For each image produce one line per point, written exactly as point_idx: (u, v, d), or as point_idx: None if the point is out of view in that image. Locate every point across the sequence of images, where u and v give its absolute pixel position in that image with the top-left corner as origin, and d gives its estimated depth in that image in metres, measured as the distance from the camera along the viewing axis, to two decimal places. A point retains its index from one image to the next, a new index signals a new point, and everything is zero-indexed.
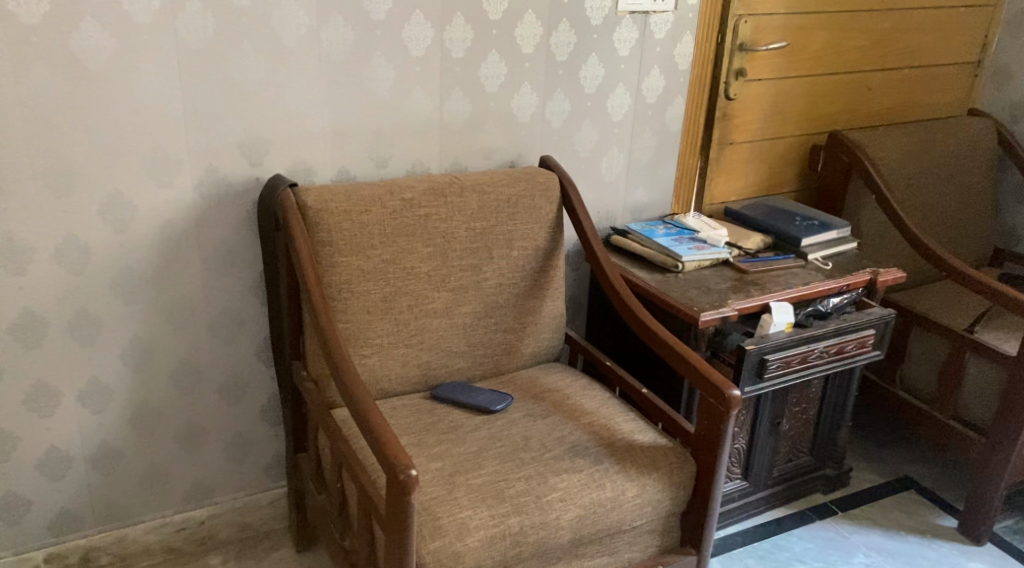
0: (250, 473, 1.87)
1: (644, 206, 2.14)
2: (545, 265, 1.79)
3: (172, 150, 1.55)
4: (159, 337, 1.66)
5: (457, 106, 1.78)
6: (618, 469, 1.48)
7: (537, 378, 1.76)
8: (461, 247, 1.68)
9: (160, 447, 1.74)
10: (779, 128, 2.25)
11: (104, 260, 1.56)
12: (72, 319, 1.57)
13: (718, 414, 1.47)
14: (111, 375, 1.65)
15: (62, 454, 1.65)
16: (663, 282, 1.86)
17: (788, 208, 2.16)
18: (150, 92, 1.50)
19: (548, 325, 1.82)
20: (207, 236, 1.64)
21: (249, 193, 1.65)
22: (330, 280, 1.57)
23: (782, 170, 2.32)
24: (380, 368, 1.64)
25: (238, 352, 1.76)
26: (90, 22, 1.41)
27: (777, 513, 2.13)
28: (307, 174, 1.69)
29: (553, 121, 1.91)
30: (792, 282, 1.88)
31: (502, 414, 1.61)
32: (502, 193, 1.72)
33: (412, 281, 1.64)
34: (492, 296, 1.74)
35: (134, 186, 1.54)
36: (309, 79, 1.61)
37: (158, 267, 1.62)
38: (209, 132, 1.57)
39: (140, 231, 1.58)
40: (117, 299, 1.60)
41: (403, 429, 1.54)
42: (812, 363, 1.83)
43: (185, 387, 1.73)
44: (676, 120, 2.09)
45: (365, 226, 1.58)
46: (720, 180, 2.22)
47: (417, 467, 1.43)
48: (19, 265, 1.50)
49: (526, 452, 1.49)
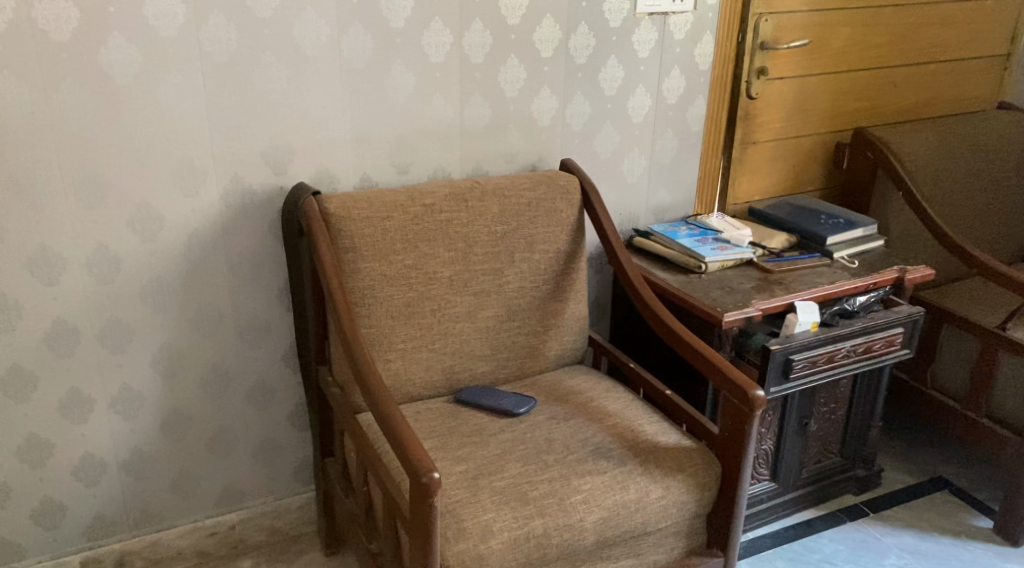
0: (279, 478, 1.90)
1: (667, 207, 2.13)
2: (567, 267, 1.79)
3: (198, 159, 1.58)
4: (188, 344, 1.70)
5: (477, 111, 1.79)
6: (641, 471, 1.48)
7: (561, 381, 1.76)
8: (483, 250, 1.69)
9: (191, 452, 1.77)
10: (803, 126, 2.23)
11: (134, 269, 1.60)
12: (103, 328, 1.61)
13: (743, 415, 1.47)
14: (142, 382, 1.68)
15: (96, 460, 1.69)
16: (686, 283, 1.85)
17: (813, 207, 2.14)
18: (176, 103, 1.53)
19: (570, 328, 1.82)
20: (233, 245, 1.67)
21: (274, 202, 1.67)
22: (353, 286, 1.59)
23: (808, 168, 2.30)
24: (404, 373, 1.65)
25: (265, 358, 1.78)
26: (117, 37, 1.45)
27: (807, 515, 2.11)
28: (330, 181, 1.71)
29: (574, 124, 1.91)
30: (817, 281, 1.86)
31: (525, 417, 1.61)
32: (523, 197, 1.73)
33: (434, 286, 1.66)
34: (514, 299, 1.74)
35: (161, 196, 1.57)
36: (331, 88, 1.64)
37: (187, 275, 1.65)
38: (235, 142, 1.59)
39: (168, 241, 1.61)
40: (147, 307, 1.63)
41: (427, 433, 1.55)
42: (839, 362, 1.82)
43: (214, 394, 1.75)
44: (697, 120, 2.08)
45: (387, 232, 1.60)
46: (744, 180, 2.20)
47: (441, 470, 1.44)
48: (52, 276, 1.54)
49: (550, 455, 1.49)
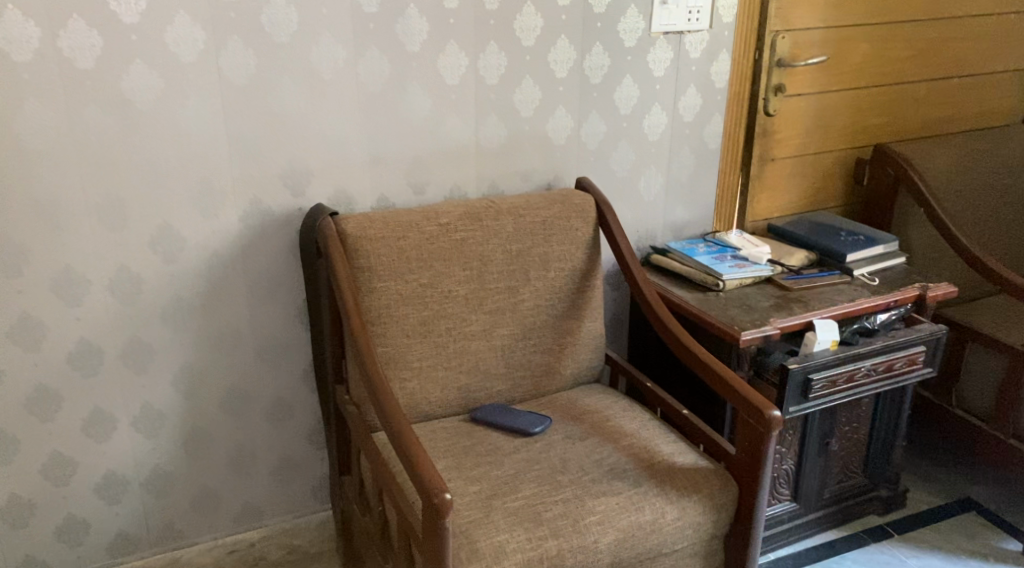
0: (298, 496, 1.91)
1: (685, 224, 2.13)
2: (583, 285, 1.80)
3: (217, 182, 1.61)
4: (208, 363, 1.72)
5: (492, 131, 1.81)
6: (656, 492, 1.46)
7: (577, 400, 1.76)
8: (498, 269, 1.70)
9: (211, 470, 1.79)
10: (823, 142, 2.22)
11: (155, 289, 1.63)
12: (125, 348, 1.64)
13: (759, 435, 1.45)
14: (163, 401, 1.70)
15: (118, 478, 1.71)
16: (703, 301, 1.84)
17: (832, 223, 2.13)
18: (196, 127, 1.56)
19: (587, 346, 1.82)
20: (252, 264, 1.69)
21: (293, 223, 1.69)
22: (369, 305, 1.60)
23: (828, 185, 2.28)
24: (420, 392, 1.66)
25: (284, 377, 1.80)
26: (139, 63, 1.48)
27: (830, 536, 2.08)
28: (348, 203, 1.73)
29: (589, 142, 1.92)
30: (836, 299, 1.85)
31: (540, 436, 1.61)
32: (538, 216, 1.74)
33: (449, 304, 1.67)
34: (530, 317, 1.75)
35: (182, 218, 1.60)
36: (347, 110, 1.66)
37: (207, 296, 1.67)
38: (254, 165, 1.62)
39: (189, 262, 1.64)
40: (168, 327, 1.66)
41: (442, 452, 1.55)
42: (859, 381, 1.80)
43: (234, 412, 1.77)
44: (714, 137, 2.07)
45: (403, 252, 1.62)
46: (763, 197, 2.19)
47: (455, 490, 1.44)
48: (75, 296, 1.57)
49: (564, 475, 1.49)
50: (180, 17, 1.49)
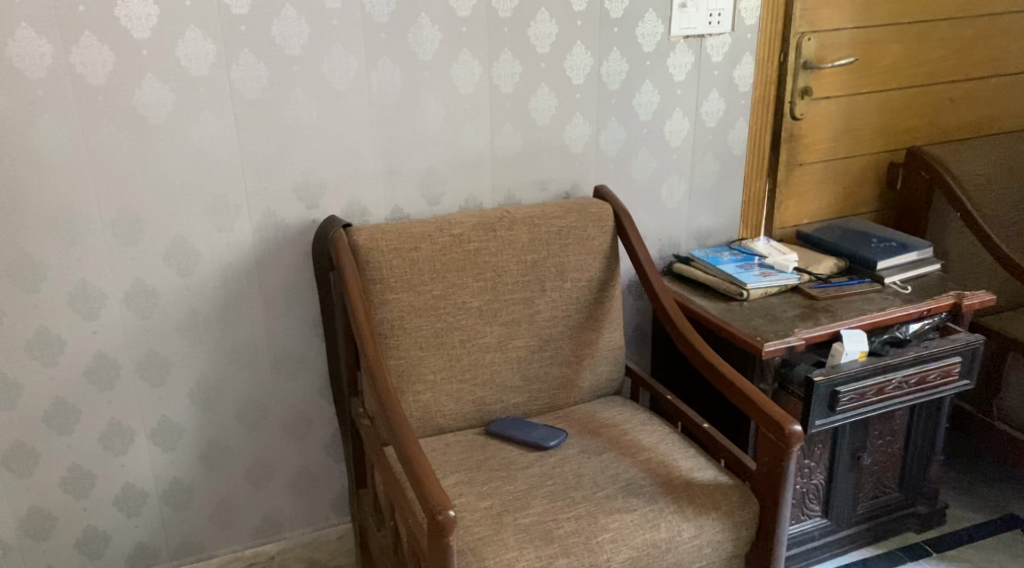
0: (317, 509, 1.90)
1: (709, 231, 2.08)
2: (600, 296, 1.76)
3: (232, 196, 1.61)
4: (224, 377, 1.72)
5: (508, 140, 1.78)
6: (673, 509, 1.42)
7: (595, 413, 1.72)
8: (513, 280, 1.67)
9: (229, 483, 1.79)
10: (854, 146, 2.15)
11: (171, 303, 1.63)
12: (142, 361, 1.64)
13: (780, 452, 1.40)
14: (180, 413, 1.70)
15: (137, 490, 1.72)
16: (726, 311, 1.79)
17: (863, 229, 2.06)
18: (208, 141, 1.56)
19: (606, 358, 1.78)
20: (268, 277, 1.69)
21: (307, 235, 1.69)
22: (381, 317, 1.59)
23: (860, 189, 2.21)
24: (434, 405, 1.64)
25: (300, 389, 1.79)
26: (151, 78, 1.49)
27: (864, 554, 2.00)
28: (362, 214, 1.71)
29: (609, 150, 1.89)
30: (866, 308, 1.78)
31: (556, 451, 1.58)
32: (554, 225, 1.71)
33: (463, 316, 1.64)
34: (546, 328, 1.71)
35: (196, 231, 1.61)
36: (360, 121, 1.65)
37: (222, 309, 1.67)
38: (268, 177, 1.62)
39: (204, 275, 1.64)
40: (184, 340, 1.66)
41: (455, 467, 1.53)
42: (891, 394, 1.73)
43: (251, 425, 1.77)
44: (739, 143, 2.02)
45: (415, 263, 1.60)
46: (792, 203, 2.13)
47: (466, 506, 1.41)
48: (92, 311, 1.58)
49: (578, 491, 1.45)
50: (191, 31, 1.49)
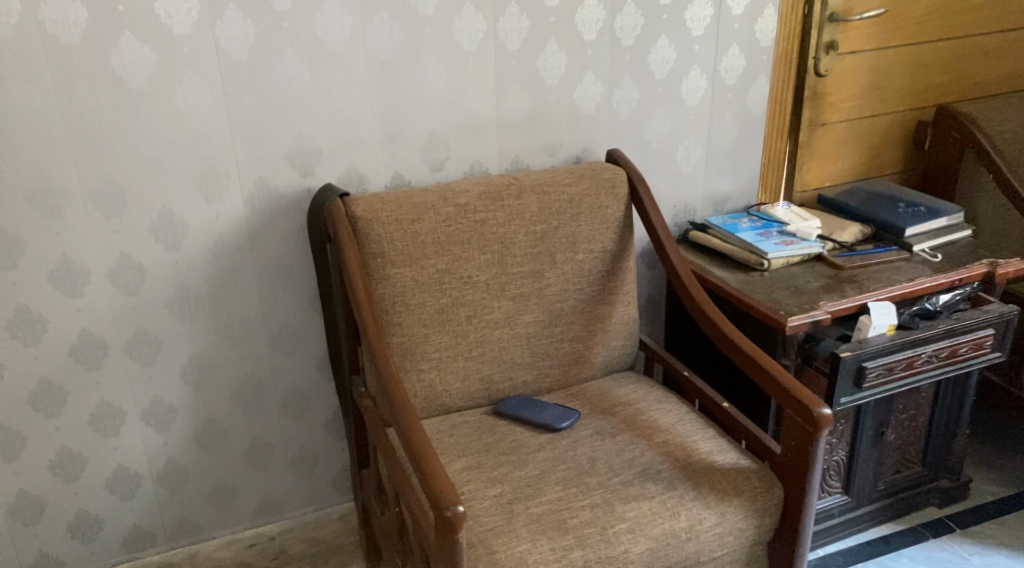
0: (318, 488, 1.83)
1: (726, 195, 1.97)
2: (614, 268, 1.66)
3: (221, 163, 1.50)
4: (218, 354, 1.63)
5: (515, 101, 1.67)
6: (694, 496, 1.34)
7: (608, 391, 1.63)
8: (521, 252, 1.58)
9: (226, 463, 1.72)
10: (879, 104, 2.03)
11: (160, 278, 1.54)
12: (130, 339, 1.56)
13: (807, 437, 1.32)
14: (174, 394, 1.62)
15: (130, 472, 1.65)
16: (746, 281, 1.70)
17: (891, 193, 1.94)
18: (194, 105, 1.45)
19: (619, 331, 1.69)
20: (262, 251, 1.59)
21: (302, 204, 1.58)
22: (383, 293, 1.50)
23: (885, 150, 2.09)
24: (439, 384, 1.56)
25: (298, 366, 1.70)
26: (129, 37, 1.38)
27: (885, 530, 1.93)
28: (360, 182, 1.61)
29: (621, 111, 1.77)
30: (894, 278, 1.68)
31: (568, 432, 1.50)
32: (565, 192, 1.60)
33: (469, 290, 1.55)
34: (557, 303, 1.62)
35: (184, 202, 1.51)
36: (357, 82, 1.54)
37: (214, 284, 1.58)
38: (258, 144, 1.51)
39: (194, 249, 1.54)
40: (175, 317, 1.57)
41: (462, 450, 1.45)
42: (920, 369, 1.64)
43: (248, 403, 1.69)
44: (759, 101, 1.91)
45: (418, 235, 1.50)
46: (813, 164, 2.02)
47: (475, 493, 1.34)
48: (76, 287, 1.49)
49: (592, 477, 1.37)
50: None
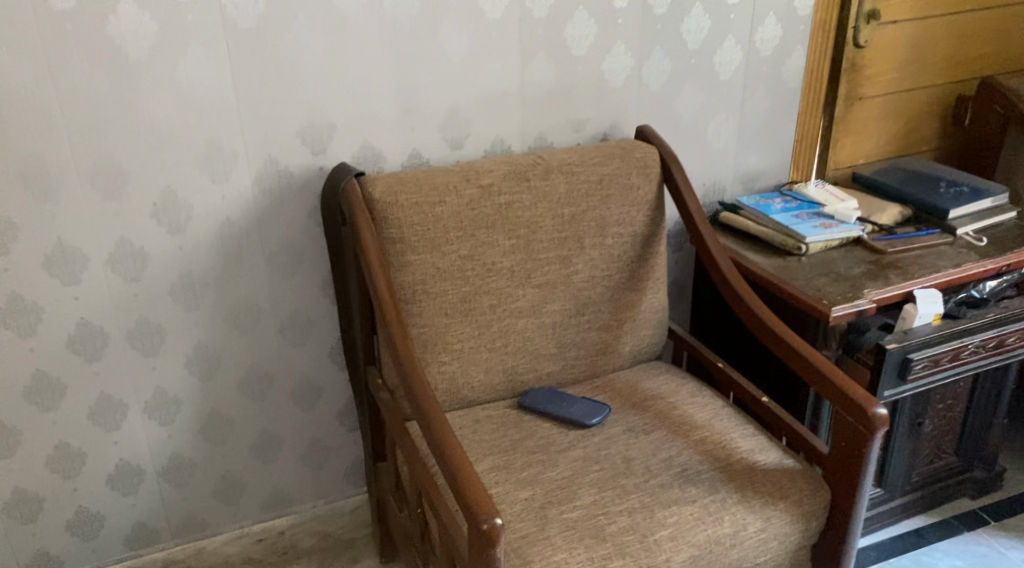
0: (329, 481, 1.75)
1: (757, 174, 1.87)
2: (644, 253, 1.57)
3: (227, 141, 1.40)
4: (225, 344, 1.53)
5: (540, 73, 1.56)
6: (737, 500, 1.26)
7: (638, 383, 1.55)
8: (548, 237, 1.48)
9: (233, 457, 1.63)
10: (918, 77, 1.92)
11: (162, 264, 1.44)
12: (132, 328, 1.46)
13: (859, 438, 1.24)
14: (179, 386, 1.53)
15: (132, 467, 1.56)
16: (783, 267, 1.61)
17: (930, 172, 1.85)
18: (197, 78, 1.34)
19: (649, 320, 1.60)
20: (271, 234, 1.49)
21: (314, 185, 1.48)
22: (402, 281, 1.40)
23: (922, 126, 1.99)
24: (461, 376, 1.47)
25: (309, 355, 1.61)
26: (127, 3, 1.26)
27: (916, 522, 1.87)
28: (375, 161, 1.50)
29: (651, 84, 1.66)
30: (939, 264, 1.60)
31: (599, 429, 1.41)
32: (594, 173, 1.50)
33: (493, 278, 1.46)
34: (584, 290, 1.53)
35: (187, 182, 1.40)
36: (374, 53, 1.43)
37: (220, 270, 1.48)
38: (267, 120, 1.40)
39: (199, 233, 1.44)
40: (179, 305, 1.47)
41: (488, 449, 1.37)
42: (966, 360, 1.56)
43: (256, 395, 1.60)
44: (795, 74, 1.80)
45: (439, 220, 1.40)
46: (848, 141, 1.91)
47: (505, 497, 1.26)
48: (72, 274, 1.39)
49: (628, 479, 1.29)
50: None
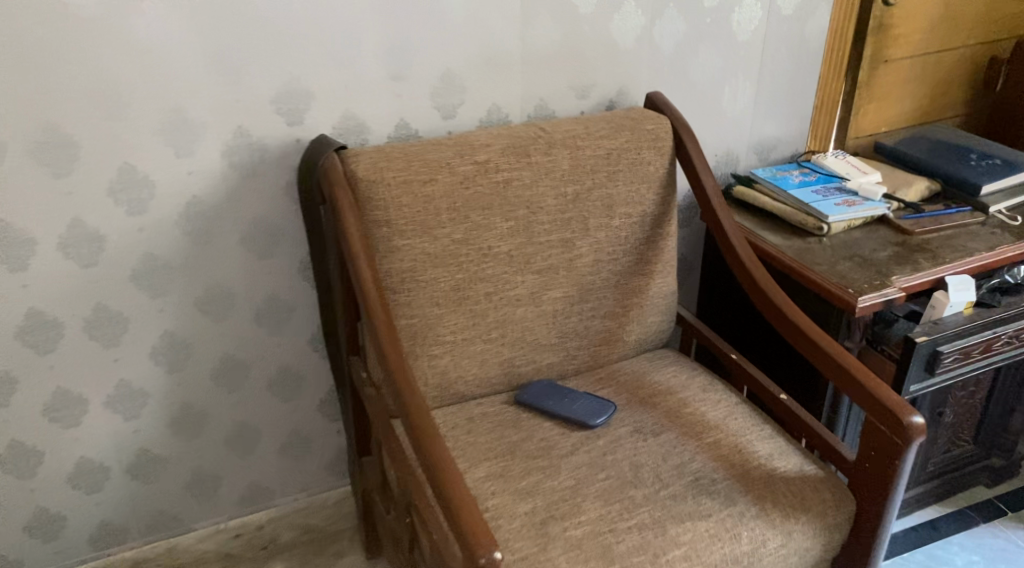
0: (311, 473, 1.63)
1: (772, 143, 1.73)
2: (653, 234, 1.44)
3: (192, 110, 1.24)
4: (194, 333, 1.40)
5: (544, 33, 1.41)
6: (756, 513, 1.15)
7: (645, 375, 1.43)
8: (549, 218, 1.34)
9: (207, 452, 1.51)
10: (948, 38, 1.77)
11: (121, 247, 1.29)
12: (89, 318, 1.31)
13: (890, 448, 1.13)
14: (144, 378, 1.40)
15: (96, 465, 1.43)
16: (803, 249, 1.48)
17: (959, 143, 1.72)
18: (157, 38, 1.18)
19: (657, 306, 1.48)
20: (243, 213, 1.34)
21: (291, 158, 1.33)
22: (389, 269, 1.27)
23: (948, 91, 1.84)
24: (454, 370, 1.35)
25: (288, 343, 1.48)
26: None
27: (930, 513, 1.78)
28: (359, 132, 1.35)
29: (664, 45, 1.51)
30: (971, 247, 1.47)
31: (603, 430, 1.30)
32: (601, 146, 1.36)
33: (489, 264, 1.33)
34: (588, 276, 1.40)
35: (148, 156, 1.25)
36: (359, 11, 1.27)
37: (187, 252, 1.33)
38: (237, 86, 1.25)
39: (161, 212, 1.29)
40: (141, 292, 1.33)
41: (483, 453, 1.25)
42: (997, 351, 1.45)
43: (230, 386, 1.47)
44: (818, 34, 1.65)
45: (430, 201, 1.27)
46: (871, 108, 1.76)
47: (502, 510, 1.14)
48: (19, 259, 1.24)
49: (637, 489, 1.18)
50: None
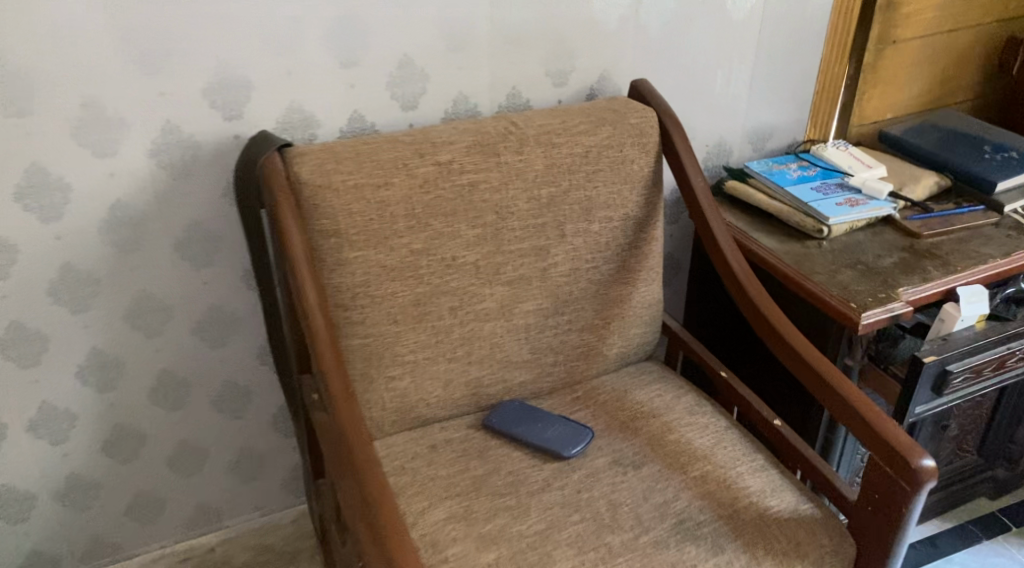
0: (266, 492, 1.51)
1: (769, 132, 1.59)
2: (637, 239, 1.30)
3: (110, 103, 1.09)
4: (126, 348, 1.26)
5: (516, 13, 1.25)
6: (746, 563, 1.03)
7: (626, 394, 1.30)
8: (520, 224, 1.20)
9: (147, 474, 1.38)
10: (961, 16, 1.62)
11: (35, 257, 1.14)
12: (3, 336, 1.17)
13: (898, 492, 1.01)
14: (71, 399, 1.26)
15: (21, 492, 1.30)
16: (801, 255, 1.35)
17: (970, 133, 1.58)
18: (64, 21, 1.02)
19: (640, 316, 1.35)
20: (176, 217, 1.20)
21: (229, 156, 1.18)
22: (339, 283, 1.13)
23: (959, 75, 1.70)
24: (414, 393, 1.22)
25: (234, 356, 1.34)
26: None
27: (929, 528, 1.68)
28: (308, 126, 1.20)
29: (651, 25, 1.36)
30: (985, 253, 1.34)
31: (579, 461, 1.17)
32: (579, 143, 1.21)
33: (453, 276, 1.19)
34: (564, 286, 1.27)
35: (61, 156, 1.09)
36: None
37: (114, 261, 1.19)
38: (162, 76, 1.09)
39: (81, 217, 1.14)
40: (62, 306, 1.19)
41: (444, 489, 1.12)
42: (1010, 367, 1.32)
43: (170, 404, 1.33)
44: (820, 13, 1.50)
45: (385, 207, 1.12)
46: (877, 93, 1.61)
47: (463, 561, 1.02)
48: None
49: (614, 534, 1.06)
50: None
